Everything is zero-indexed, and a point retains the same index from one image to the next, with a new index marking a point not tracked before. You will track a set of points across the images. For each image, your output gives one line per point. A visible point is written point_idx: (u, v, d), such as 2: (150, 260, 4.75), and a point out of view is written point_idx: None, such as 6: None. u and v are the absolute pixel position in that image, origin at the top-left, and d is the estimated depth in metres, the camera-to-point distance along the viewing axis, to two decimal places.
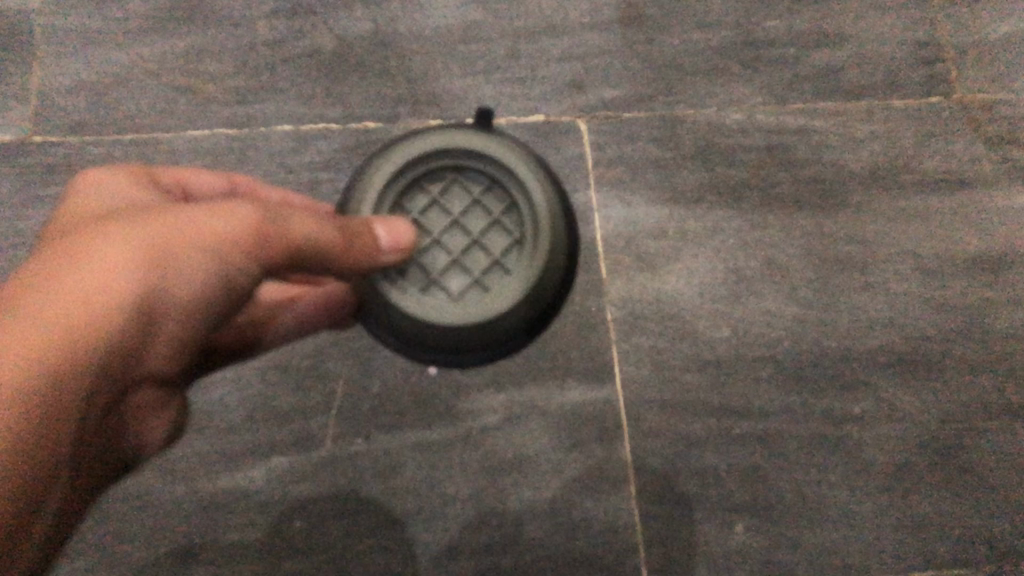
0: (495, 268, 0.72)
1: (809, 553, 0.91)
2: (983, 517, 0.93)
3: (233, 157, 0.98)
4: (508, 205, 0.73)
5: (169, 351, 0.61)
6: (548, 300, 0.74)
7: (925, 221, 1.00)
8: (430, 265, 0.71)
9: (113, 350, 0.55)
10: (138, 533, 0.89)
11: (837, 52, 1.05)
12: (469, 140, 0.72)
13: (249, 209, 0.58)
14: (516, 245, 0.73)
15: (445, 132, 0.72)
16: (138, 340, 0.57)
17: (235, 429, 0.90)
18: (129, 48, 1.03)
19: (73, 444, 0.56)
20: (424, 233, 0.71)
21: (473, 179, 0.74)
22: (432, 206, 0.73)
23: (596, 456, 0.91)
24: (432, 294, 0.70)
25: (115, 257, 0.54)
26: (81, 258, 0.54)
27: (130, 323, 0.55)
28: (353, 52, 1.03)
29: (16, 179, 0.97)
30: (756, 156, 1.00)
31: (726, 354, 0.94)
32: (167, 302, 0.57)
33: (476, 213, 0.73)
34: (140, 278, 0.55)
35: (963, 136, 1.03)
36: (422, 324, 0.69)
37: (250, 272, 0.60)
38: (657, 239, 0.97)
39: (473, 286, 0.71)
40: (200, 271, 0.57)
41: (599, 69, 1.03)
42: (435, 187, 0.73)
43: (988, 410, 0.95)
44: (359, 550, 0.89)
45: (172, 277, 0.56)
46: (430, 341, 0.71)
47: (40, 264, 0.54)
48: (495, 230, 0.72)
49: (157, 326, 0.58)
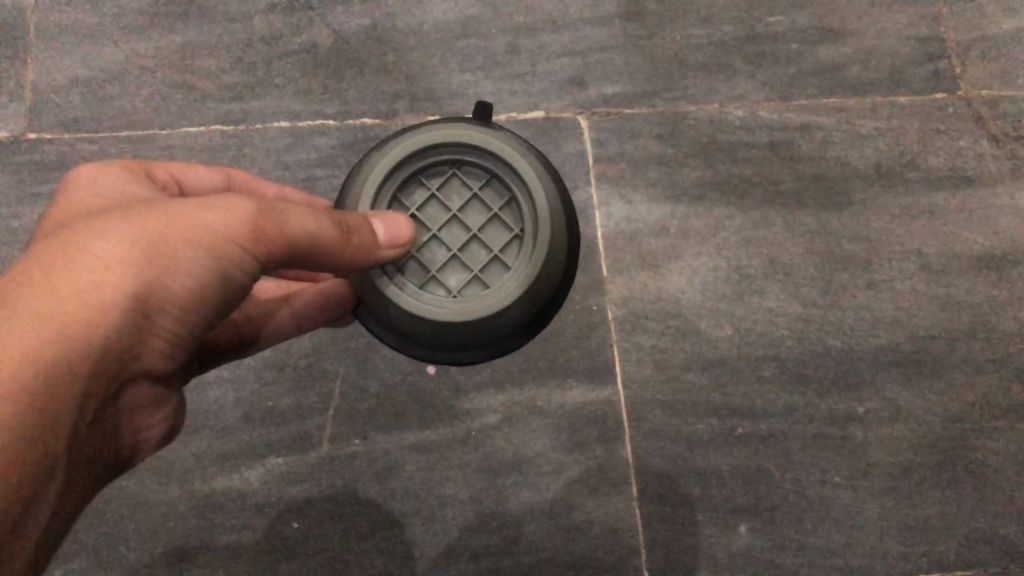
0: (495, 264, 0.71)
1: (813, 555, 0.90)
2: (989, 518, 0.92)
3: (229, 154, 0.97)
4: (508, 201, 0.72)
5: (168, 348, 0.60)
6: (548, 297, 0.73)
7: (930, 219, 0.99)
8: (429, 262, 0.70)
9: (109, 350, 0.54)
10: (133, 535, 0.88)
11: (841, 47, 1.04)
12: (469, 133, 0.71)
13: (245, 204, 0.57)
14: (516, 241, 0.71)
15: (445, 126, 0.71)
16: (135, 338, 0.56)
17: (232, 429, 0.89)
18: (124, 43, 1.02)
19: (72, 445, 0.54)
20: (423, 228, 0.70)
21: (473, 174, 0.72)
22: (431, 201, 0.71)
23: (597, 456, 0.90)
24: (431, 292, 0.69)
25: (109, 254, 0.53)
26: (75, 255, 0.53)
27: (127, 321, 0.54)
28: (351, 48, 1.02)
29: (9, 176, 0.96)
30: (759, 153, 0.99)
31: (729, 353, 0.93)
32: (164, 300, 0.56)
33: (475, 208, 0.72)
34: (135, 275, 0.53)
35: (968, 133, 1.02)
36: (420, 321, 0.68)
37: (248, 268, 0.58)
38: (659, 236, 0.96)
39: (472, 282, 0.70)
40: (197, 268, 0.56)
41: (600, 64, 1.01)
42: (434, 182, 0.72)
43: (994, 410, 0.94)
44: (358, 552, 0.88)
45: (168, 274, 0.55)
46: (429, 338, 0.70)
47: (33, 262, 0.53)
48: (494, 225, 0.71)
49: (154, 324, 0.57)
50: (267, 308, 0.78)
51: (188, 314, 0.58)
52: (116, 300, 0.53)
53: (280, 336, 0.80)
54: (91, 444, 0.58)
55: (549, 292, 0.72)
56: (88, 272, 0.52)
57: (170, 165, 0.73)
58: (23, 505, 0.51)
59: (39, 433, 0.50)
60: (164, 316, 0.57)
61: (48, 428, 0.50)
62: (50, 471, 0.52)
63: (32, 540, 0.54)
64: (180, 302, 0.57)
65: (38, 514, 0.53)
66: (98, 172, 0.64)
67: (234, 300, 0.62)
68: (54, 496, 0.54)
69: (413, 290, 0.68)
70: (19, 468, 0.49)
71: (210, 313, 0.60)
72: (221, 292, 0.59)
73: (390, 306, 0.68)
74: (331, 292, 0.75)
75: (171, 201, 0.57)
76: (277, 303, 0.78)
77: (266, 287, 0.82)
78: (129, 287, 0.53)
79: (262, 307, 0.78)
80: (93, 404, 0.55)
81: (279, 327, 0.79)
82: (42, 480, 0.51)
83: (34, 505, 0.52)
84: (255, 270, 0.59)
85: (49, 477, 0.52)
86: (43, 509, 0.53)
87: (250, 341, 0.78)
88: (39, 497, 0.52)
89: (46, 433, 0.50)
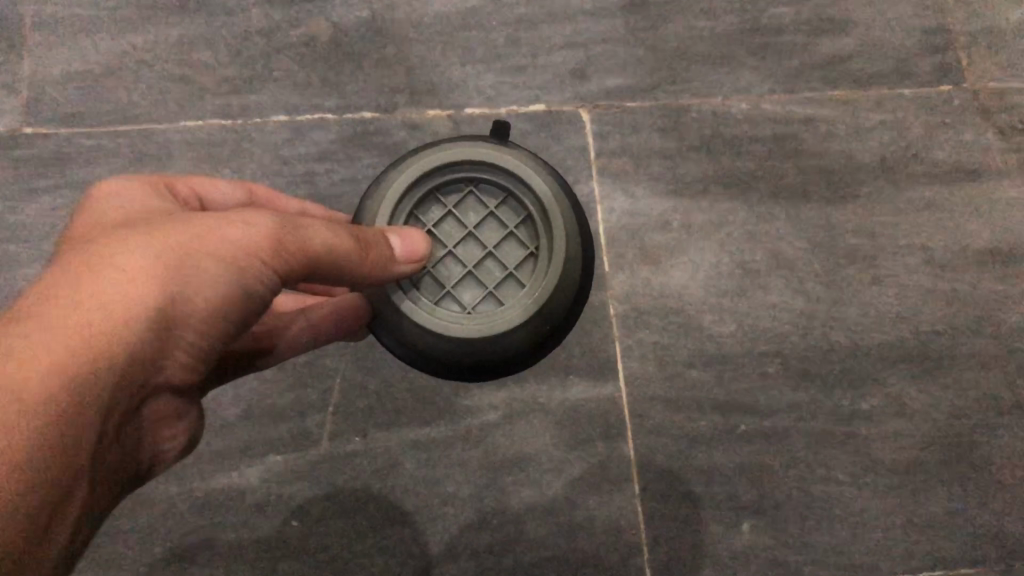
0: (510, 280, 0.70)
1: (816, 553, 0.89)
2: (995, 516, 0.91)
3: (228, 149, 0.96)
4: (524, 218, 0.71)
5: (190, 361, 0.59)
6: (563, 313, 0.71)
7: (935, 213, 0.98)
8: (444, 278, 0.69)
9: (133, 363, 0.53)
10: (133, 534, 0.88)
11: (846, 39, 1.02)
12: (485, 153, 0.70)
13: (267, 220, 0.57)
14: (532, 257, 0.70)
15: (463, 143, 0.70)
16: (158, 350, 0.55)
17: (232, 427, 0.89)
18: (121, 36, 1.01)
19: (94, 455, 0.53)
20: (438, 244, 0.70)
21: (489, 192, 0.72)
22: (447, 218, 0.71)
23: (599, 453, 0.89)
24: (444, 307, 0.68)
25: (133, 267, 0.52)
26: (100, 268, 0.52)
27: (151, 334, 0.53)
28: (350, 41, 1.01)
29: (6, 171, 0.95)
30: (764, 147, 0.98)
31: (732, 350, 0.92)
32: (187, 314, 0.55)
33: (491, 225, 0.71)
34: (159, 290, 0.53)
35: (974, 126, 1.01)
36: (432, 337, 0.67)
37: (269, 283, 0.58)
38: (662, 231, 0.95)
39: (486, 299, 0.69)
40: (219, 282, 0.55)
41: (603, 57, 1.00)
42: (450, 200, 0.71)
43: (999, 406, 0.93)
44: (359, 550, 0.87)
45: (191, 287, 0.55)
46: (443, 356, 0.69)
47: (59, 274, 0.52)
48: (509, 243, 0.70)
49: (177, 337, 0.56)
50: (283, 319, 0.77)
51: (210, 326, 0.57)
52: (139, 315, 0.52)
53: (295, 349, 0.78)
54: (113, 457, 0.57)
55: (565, 308, 0.70)
56: (113, 285, 0.51)
57: (191, 179, 0.72)
58: (40, 524, 0.49)
59: (59, 449, 0.49)
60: (186, 329, 0.56)
61: (67, 444, 0.49)
62: (69, 487, 0.51)
63: (52, 555, 0.52)
64: (202, 315, 0.56)
65: (55, 532, 0.51)
66: (121, 185, 0.63)
67: (255, 313, 0.61)
68: (71, 514, 0.52)
69: (428, 305, 0.67)
70: (36, 485, 0.48)
71: (231, 327, 0.60)
72: (243, 306, 0.58)
73: (403, 322, 0.67)
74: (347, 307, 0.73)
75: (195, 216, 0.57)
76: (293, 315, 0.78)
77: (283, 301, 0.82)
78: (152, 299, 0.53)
79: (279, 319, 0.77)
80: (116, 416, 0.54)
81: (295, 338, 0.77)
82: (60, 496, 0.50)
83: (51, 523, 0.50)
84: (275, 285, 0.59)
85: (68, 494, 0.51)
86: (60, 527, 0.52)
87: (266, 351, 0.76)
88: (56, 515, 0.50)
89: (66, 450, 0.49)
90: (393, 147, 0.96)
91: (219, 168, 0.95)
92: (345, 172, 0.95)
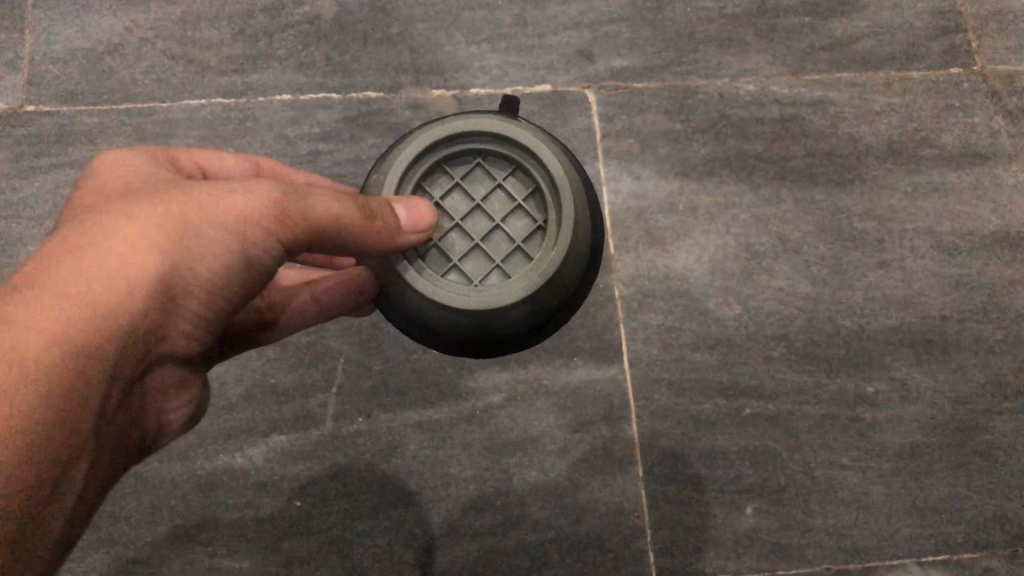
0: (516, 254, 0.69)
1: (819, 537, 0.89)
2: (998, 500, 0.91)
3: (230, 127, 0.95)
4: (533, 191, 0.70)
5: (194, 331, 0.59)
6: (569, 289, 0.71)
7: (943, 196, 0.97)
8: (450, 250, 0.68)
9: (135, 332, 0.53)
10: (138, 512, 0.88)
11: (854, 20, 1.01)
12: (495, 124, 0.69)
13: (271, 189, 0.57)
14: (539, 231, 0.69)
15: (474, 114, 0.69)
16: (161, 320, 0.55)
17: (235, 406, 0.89)
18: (124, 13, 1.00)
19: (98, 421, 0.53)
20: (445, 218, 0.69)
21: (498, 165, 0.71)
22: (454, 190, 0.70)
23: (602, 435, 0.89)
24: (451, 279, 0.67)
25: (135, 237, 0.52)
26: (101, 238, 0.52)
27: (154, 303, 0.53)
28: (354, 19, 1.00)
29: (8, 149, 0.94)
30: (770, 129, 0.97)
31: (736, 333, 0.92)
32: (190, 285, 0.55)
33: (499, 199, 0.70)
34: (161, 261, 0.53)
35: (983, 109, 1.00)
36: (436, 309, 0.66)
37: (271, 252, 0.58)
38: (667, 213, 0.94)
39: (493, 272, 0.68)
40: (222, 251, 0.55)
41: (609, 37, 0.99)
42: (458, 171, 0.70)
43: (1004, 391, 0.93)
44: (361, 530, 0.87)
45: (195, 258, 0.54)
46: (447, 328, 0.68)
47: (61, 245, 0.52)
48: (517, 216, 0.69)
49: (180, 307, 0.56)
50: (286, 294, 0.77)
51: (213, 297, 0.57)
52: (142, 284, 0.52)
53: (299, 322, 0.78)
54: (116, 425, 0.57)
55: (571, 283, 0.70)
56: (114, 255, 0.51)
57: (195, 152, 0.71)
58: (40, 498, 0.49)
59: (64, 413, 0.49)
60: (190, 299, 0.56)
61: (72, 407, 0.49)
62: (70, 461, 0.50)
63: (59, 519, 0.52)
64: (205, 285, 0.56)
65: (58, 504, 0.51)
66: (125, 156, 0.62)
67: (258, 284, 0.61)
68: (76, 484, 0.52)
69: (431, 275, 0.66)
70: (43, 450, 0.48)
71: (235, 297, 0.59)
72: (246, 275, 0.58)
73: (407, 293, 0.66)
74: (348, 282, 0.72)
75: (197, 185, 0.56)
76: (296, 289, 0.77)
77: (287, 275, 0.81)
78: (154, 268, 0.52)
79: (283, 293, 0.77)
80: (120, 383, 0.53)
81: (298, 312, 0.77)
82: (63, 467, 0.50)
83: (54, 495, 0.50)
84: (278, 255, 0.58)
85: (69, 468, 0.51)
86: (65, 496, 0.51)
87: (269, 325, 0.76)
88: (60, 483, 0.50)
89: (71, 416, 0.49)
90: (396, 127, 0.95)
91: (221, 147, 0.94)
92: (349, 152, 0.94)
